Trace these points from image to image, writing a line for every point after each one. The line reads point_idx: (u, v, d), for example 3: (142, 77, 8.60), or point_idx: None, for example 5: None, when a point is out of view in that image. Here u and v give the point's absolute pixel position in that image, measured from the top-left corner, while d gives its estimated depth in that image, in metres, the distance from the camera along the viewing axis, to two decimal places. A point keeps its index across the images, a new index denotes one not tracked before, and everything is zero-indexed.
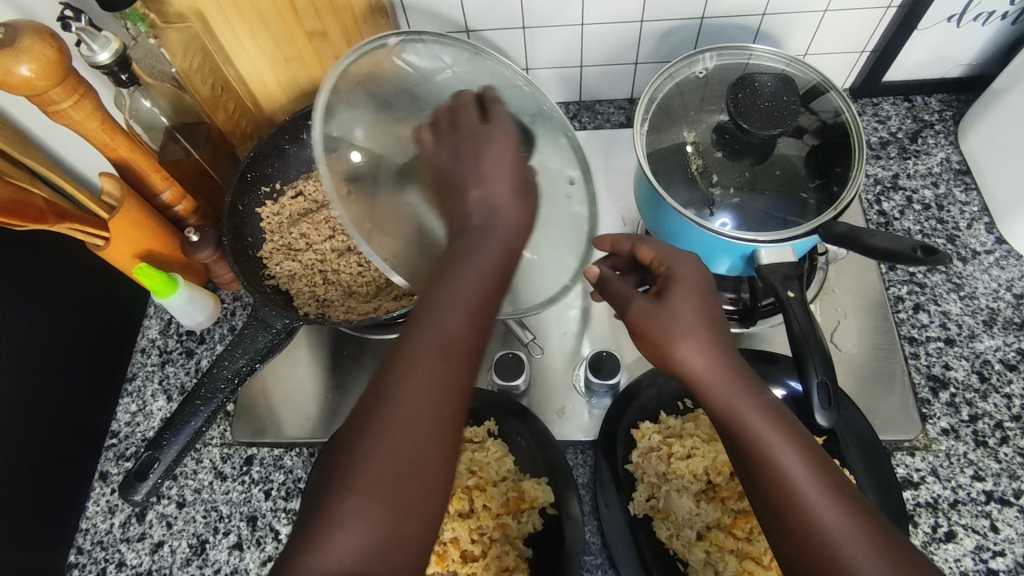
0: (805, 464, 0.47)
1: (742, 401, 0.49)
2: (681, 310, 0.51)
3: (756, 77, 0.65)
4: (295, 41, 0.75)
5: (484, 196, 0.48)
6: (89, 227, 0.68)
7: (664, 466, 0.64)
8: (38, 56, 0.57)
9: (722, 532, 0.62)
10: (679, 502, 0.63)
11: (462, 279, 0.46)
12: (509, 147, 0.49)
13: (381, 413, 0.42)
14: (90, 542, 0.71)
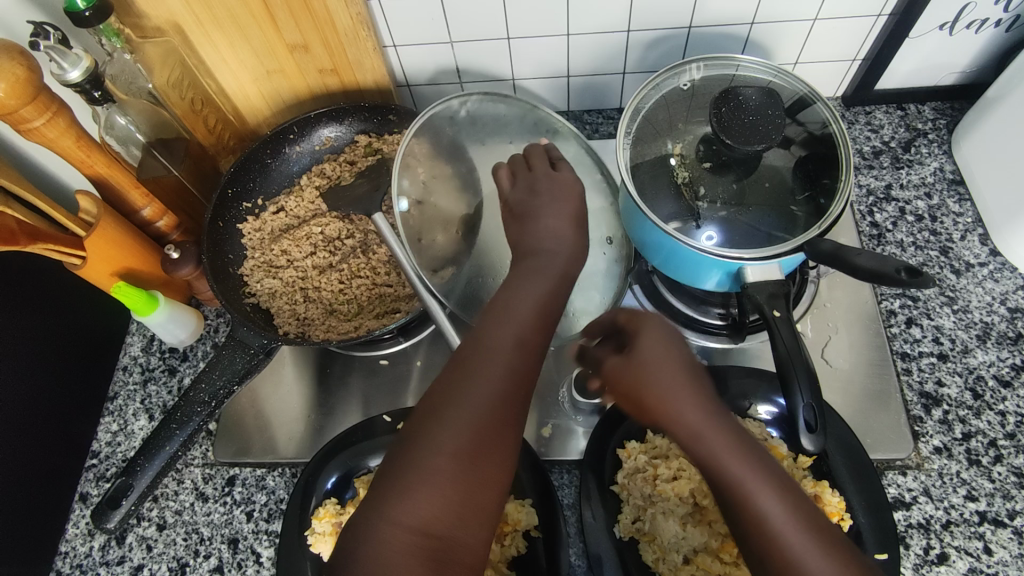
0: (793, 515, 0.42)
1: (721, 447, 0.45)
2: (647, 352, 0.50)
3: (740, 91, 0.63)
4: (278, 57, 0.75)
5: (550, 227, 0.61)
6: (63, 247, 0.66)
7: (650, 488, 0.63)
8: (8, 74, 0.56)
9: (710, 556, 0.61)
10: (665, 525, 0.61)
11: (535, 281, 0.56)
12: (573, 194, 0.65)
13: (465, 376, 0.48)
14: (70, 566, 0.70)
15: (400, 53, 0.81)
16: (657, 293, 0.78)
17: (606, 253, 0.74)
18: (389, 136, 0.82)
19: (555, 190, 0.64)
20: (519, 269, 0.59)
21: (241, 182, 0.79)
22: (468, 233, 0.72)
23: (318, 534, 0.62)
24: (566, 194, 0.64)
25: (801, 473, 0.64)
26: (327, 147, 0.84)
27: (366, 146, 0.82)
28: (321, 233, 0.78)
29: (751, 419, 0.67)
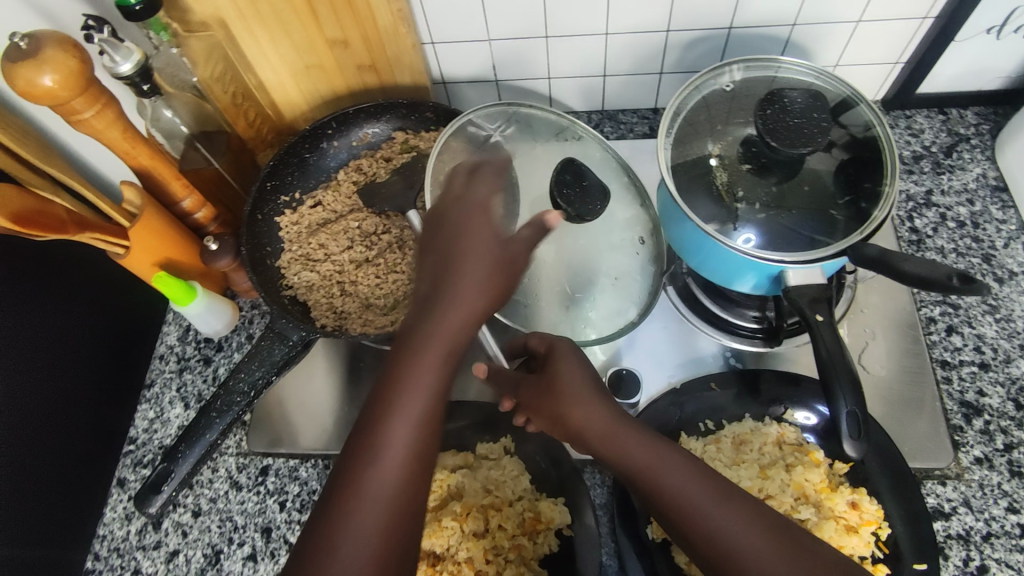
0: (705, 488, 0.49)
1: (632, 439, 0.53)
2: (558, 369, 0.59)
3: (785, 93, 0.63)
4: (317, 52, 0.75)
5: (449, 267, 0.50)
6: (109, 237, 0.67)
7: None
8: (60, 66, 0.57)
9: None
10: None
11: (428, 336, 0.47)
12: (490, 202, 0.53)
13: (339, 494, 0.43)
14: (107, 549, 0.72)
15: (438, 51, 0.81)
16: (690, 295, 0.78)
17: (640, 252, 0.74)
18: (425, 133, 0.83)
19: (473, 210, 0.52)
20: (418, 314, 0.50)
21: (279, 176, 0.80)
22: None
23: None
24: (488, 217, 0.52)
25: (838, 480, 0.64)
26: (365, 143, 0.84)
27: (402, 144, 0.83)
28: (358, 227, 0.79)
29: (787, 424, 0.67)
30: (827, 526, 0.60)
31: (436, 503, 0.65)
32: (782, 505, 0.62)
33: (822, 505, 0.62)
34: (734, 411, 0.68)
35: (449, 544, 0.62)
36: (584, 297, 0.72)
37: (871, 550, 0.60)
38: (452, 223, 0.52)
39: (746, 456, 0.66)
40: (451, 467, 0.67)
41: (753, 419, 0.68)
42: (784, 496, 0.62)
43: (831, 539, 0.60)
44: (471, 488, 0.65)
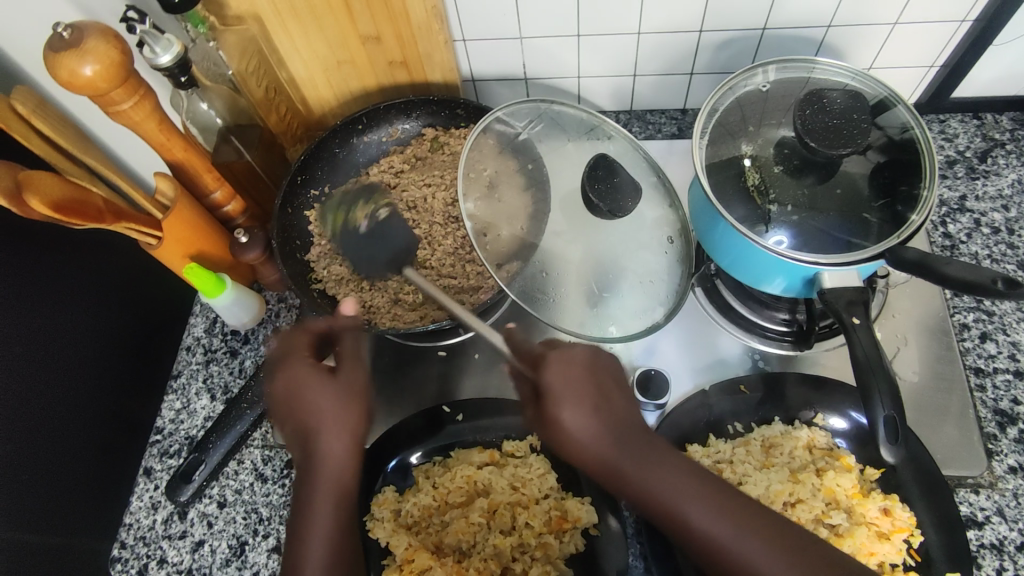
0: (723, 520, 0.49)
1: (642, 478, 0.51)
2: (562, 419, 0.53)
3: (824, 94, 0.62)
4: (348, 47, 0.76)
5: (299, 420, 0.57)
6: (143, 227, 0.67)
7: None
8: (103, 57, 0.57)
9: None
10: None
11: (332, 452, 0.56)
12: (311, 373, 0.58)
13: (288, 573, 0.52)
14: (133, 538, 0.72)
15: (468, 48, 0.81)
16: (719, 297, 0.77)
17: (668, 252, 0.73)
18: (454, 130, 0.84)
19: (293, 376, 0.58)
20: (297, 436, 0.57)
21: (309, 171, 0.81)
22: (534, 228, 0.72)
23: (378, 520, 0.64)
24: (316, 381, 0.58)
25: (869, 486, 0.63)
26: (394, 139, 0.85)
27: (431, 140, 0.84)
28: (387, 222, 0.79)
29: (818, 428, 0.67)
30: (859, 531, 0.60)
31: (464, 499, 0.66)
32: (813, 510, 0.62)
33: (854, 511, 0.61)
34: (762, 414, 0.68)
35: (476, 540, 0.64)
36: (612, 294, 0.72)
37: (902, 557, 0.59)
38: (293, 378, 0.58)
39: (776, 460, 0.65)
40: (477, 464, 0.67)
41: (783, 422, 0.67)
42: (815, 501, 0.62)
43: (862, 545, 0.60)
44: (498, 485, 0.65)
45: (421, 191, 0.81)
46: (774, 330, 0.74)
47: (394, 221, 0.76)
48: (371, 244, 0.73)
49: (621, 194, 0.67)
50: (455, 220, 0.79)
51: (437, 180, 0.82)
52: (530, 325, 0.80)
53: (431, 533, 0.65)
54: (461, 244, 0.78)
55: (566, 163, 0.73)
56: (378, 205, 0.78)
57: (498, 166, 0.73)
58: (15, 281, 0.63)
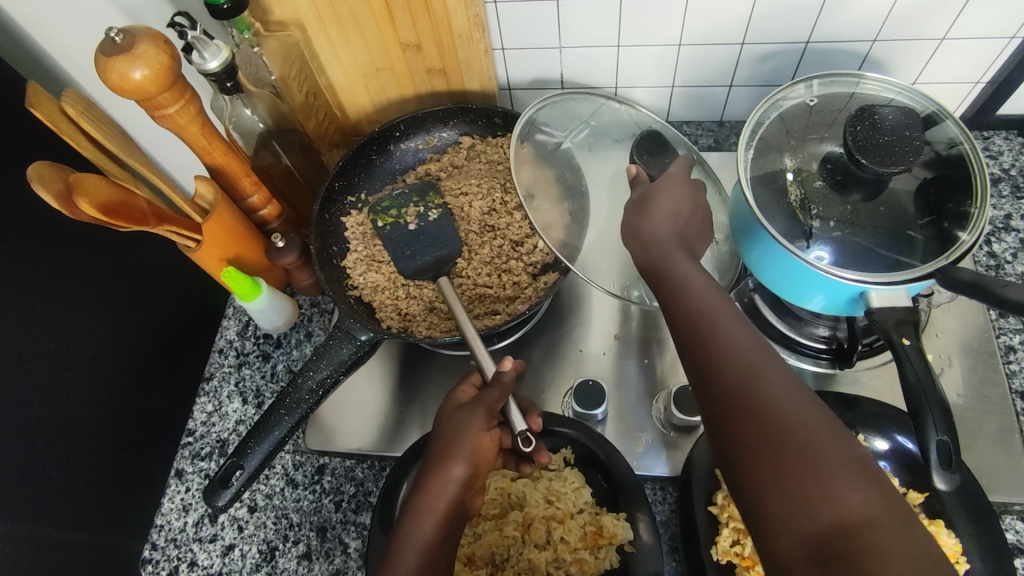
0: (770, 359, 0.47)
1: (707, 303, 0.51)
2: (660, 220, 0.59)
3: (876, 110, 0.61)
4: (389, 54, 0.75)
5: (467, 452, 0.56)
6: (184, 230, 0.68)
7: None
8: (152, 61, 0.57)
9: None
10: None
11: (442, 482, 0.55)
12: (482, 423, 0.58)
13: None
14: (164, 539, 0.72)
15: (507, 57, 0.81)
16: (757, 312, 0.76)
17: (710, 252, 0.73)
18: (492, 139, 0.84)
19: (471, 417, 0.58)
20: (446, 467, 0.55)
21: (347, 177, 0.81)
22: (571, 239, 0.72)
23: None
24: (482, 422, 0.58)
25: (912, 510, 0.63)
26: (431, 146, 0.85)
27: (468, 148, 0.84)
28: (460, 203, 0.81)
29: (860, 449, 0.66)
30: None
31: (498, 511, 0.67)
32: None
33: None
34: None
35: (510, 553, 0.64)
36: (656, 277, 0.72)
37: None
38: (455, 421, 0.59)
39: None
40: (513, 477, 0.69)
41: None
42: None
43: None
44: (533, 498, 0.65)
45: (459, 199, 0.80)
46: (812, 346, 0.73)
47: (444, 225, 0.77)
48: (417, 244, 0.75)
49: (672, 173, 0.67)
50: (491, 229, 0.79)
51: (473, 188, 0.81)
52: (564, 336, 0.79)
53: (464, 543, 0.65)
54: (497, 253, 0.77)
55: (604, 173, 0.74)
56: (430, 205, 0.79)
57: (536, 176, 0.74)
58: (55, 280, 0.63)
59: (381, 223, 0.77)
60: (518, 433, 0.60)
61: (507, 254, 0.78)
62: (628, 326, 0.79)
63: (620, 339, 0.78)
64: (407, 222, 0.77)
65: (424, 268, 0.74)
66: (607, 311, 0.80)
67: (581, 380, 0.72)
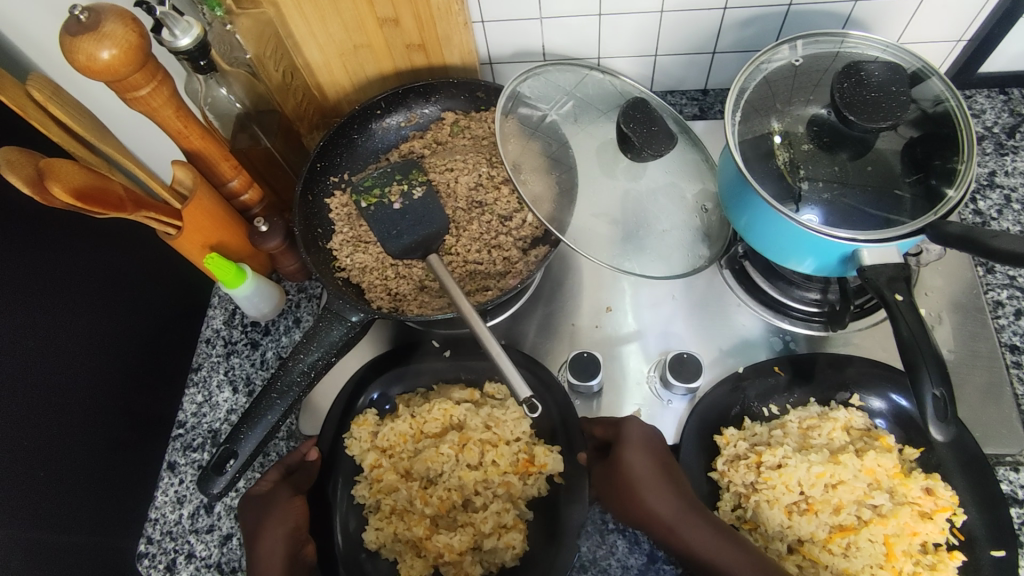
0: (704, 525, 0.55)
1: (646, 467, 0.58)
2: (629, 458, 0.58)
3: (862, 66, 0.61)
4: (365, 30, 0.73)
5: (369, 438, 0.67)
6: (163, 216, 0.66)
7: (754, 476, 0.62)
8: (121, 41, 0.55)
9: (817, 547, 0.60)
10: (769, 514, 0.61)
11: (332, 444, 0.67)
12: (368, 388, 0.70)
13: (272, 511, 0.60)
14: (160, 532, 0.71)
15: (486, 30, 0.80)
16: (748, 279, 0.76)
17: (700, 219, 0.73)
18: (475, 114, 0.82)
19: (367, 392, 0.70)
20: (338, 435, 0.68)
21: (328, 157, 0.80)
22: (560, 213, 0.71)
23: (355, 438, 0.67)
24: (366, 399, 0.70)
25: (909, 466, 0.63)
26: (413, 124, 0.84)
27: (452, 124, 0.82)
28: (449, 181, 0.79)
29: (854, 408, 0.66)
30: (903, 511, 0.59)
31: (439, 430, 0.68)
32: (855, 491, 0.61)
33: (897, 492, 0.61)
34: (798, 396, 0.68)
35: (443, 470, 0.66)
36: (643, 243, 0.71)
37: (946, 537, 0.58)
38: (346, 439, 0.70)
39: (815, 442, 0.64)
40: (456, 400, 0.69)
41: (819, 405, 0.67)
42: (857, 482, 0.61)
43: (909, 523, 0.59)
44: (472, 421, 0.67)
45: (444, 175, 0.79)
46: (804, 309, 0.73)
47: (429, 203, 0.76)
48: (402, 223, 0.75)
49: (658, 139, 0.67)
50: (479, 205, 0.78)
51: (459, 164, 0.80)
52: (557, 309, 0.79)
53: (403, 457, 0.67)
54: (486, 229, 0.76)
55: (589, 144, 0.73)
56: (414, 183, 0.78)
57: (522, 149, 0.73)
58: (31, 274, 0.61)
59: (366, 203, 0.76)
60: (523, 400, 0.59)
61: (496, 229, 0.76)
62: (622, 297, 0.78)
63: (613, 310, 0.78)
64: (391, 202, 0.76)
65: (412, 247, 0.74)
66: (600, 283, 0.80)
67: (577, 352, 0.71)
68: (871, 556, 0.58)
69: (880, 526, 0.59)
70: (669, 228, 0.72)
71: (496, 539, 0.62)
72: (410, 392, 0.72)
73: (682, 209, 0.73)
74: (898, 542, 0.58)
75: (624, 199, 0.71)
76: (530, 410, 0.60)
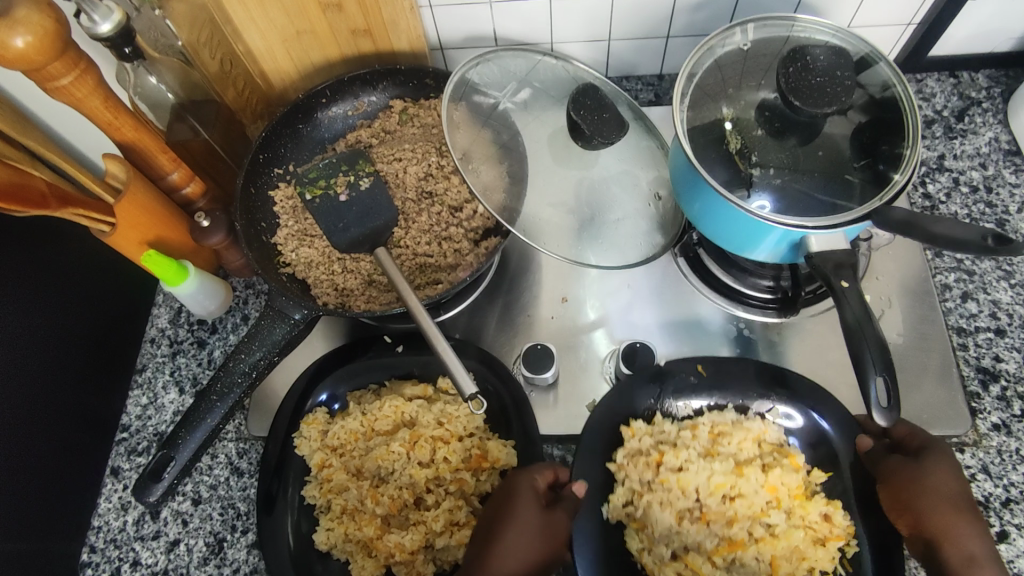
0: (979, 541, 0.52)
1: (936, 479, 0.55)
2: (936, 469, 0.56)
3: (809, 50, 0.60)
4: (306, 15, 0.70)
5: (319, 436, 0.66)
6: (92, 213, 0.63)
7: (650, 474, 0.62)
8: (35, 27, 0.52)
9: (699, 556, 0.60)
10: (658, 515, 0.61)
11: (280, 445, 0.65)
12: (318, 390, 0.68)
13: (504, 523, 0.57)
14: (103, 541, 0.69)
15: (435, 14, 0.78)
16: (702, 267, 0.76)
17: (653, 208, 0.72)
18: (425, 102, 0.80)
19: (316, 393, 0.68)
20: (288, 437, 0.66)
21: (272, 148, 0.77)
22: (509, 203, 0.69)
23: (305, 437, 0.66)
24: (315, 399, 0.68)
25: (813, 488, 0.62)
26: (361, 112, 0.81)
27: (401, 112, 0.80)
28: (402, 172, 0.77)
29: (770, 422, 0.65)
30: (795, 535, 0.60)
31: (390, 428, 0.67)
32: (751, 506, 0.61)
33: (795, 513, 0.61)
34: (716, 400, 0.67)
35: (395, 468, 0.65)
36: (595, 234, 0.71)
37: (835, 565, 0.59)
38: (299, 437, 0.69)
39: (722, 450, 0.64)
40: (409, 397, 0.68)
41: (736, 411, 0.66)
42: (755, 497, 0.61)
43: (795, 546, 0.60)
44: (424, 418, 0.66)
45: (392, 166, 0.77)
46: (759, 297, 0.73)
47: (377, 194, 0.74)
48: (350, 216, 0.72)
49: (607, 126, 0.65)
50: (429, 196, 0.76)
51: (408, 153, 0.78)
52: (514, 300, 0.78)
53: (355, 456, 0.66)
54: (436, 220, 0.75)
55: (539, 132, 0.72)
56: (361, 174, 0.75)
57: (473, 139, 0.71)
58: None
59: (310, 195, 0.74)
60: (470, 396, 0.59)
61: (446, 221, 0.75)
62: (575, 286, 0.78)
63: (569, 301, 0.77)
64: (337, 194, 0.74)
65: (359, 240, 0.72)
66: (554, 273, 0.79)
67: (531, 345, 0.70)
68: (752, 573, 0.60)
69: (767, 545, 0.60)
70: (623, 217, 0.71)
71: (448, 537, 0.62)
72: (361, 388, 0.70)
73: (637, 198, 0.72)
74: (784, 563, 0.60)
75: (578, 186, 0.70)
76: (477, 406, 0.59)
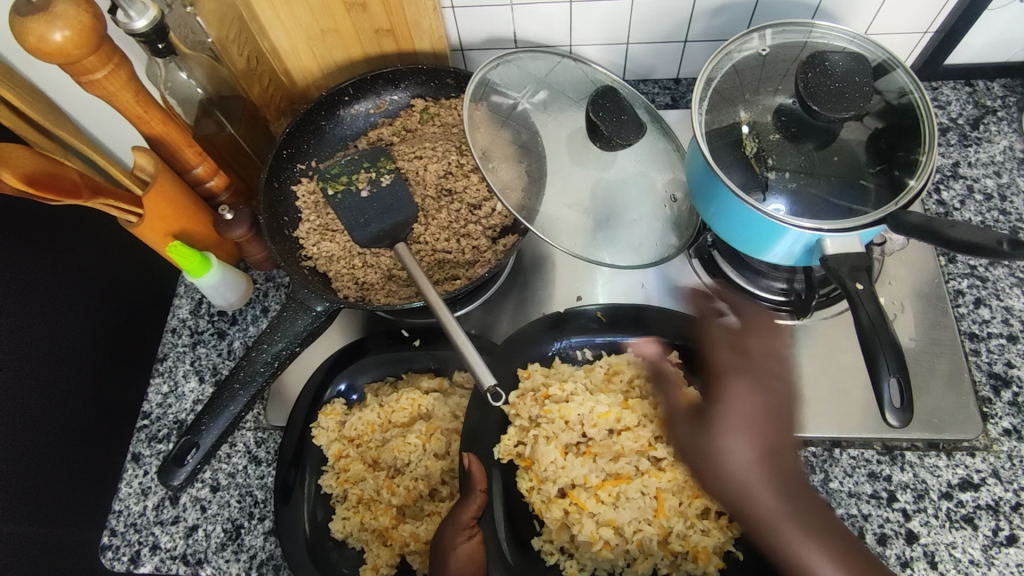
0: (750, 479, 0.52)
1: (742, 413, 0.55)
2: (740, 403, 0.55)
3: (827, 56, 0.61)
4: (331, 14, 0.71)
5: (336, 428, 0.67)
6: (121, 203, 0.64)
7: (538, 408, 0.65)
8: (73, 21, 0.53)
9: (583, 489, 0.62)
10: (544, 451, 0.62)
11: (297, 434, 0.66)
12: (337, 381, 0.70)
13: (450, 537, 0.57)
14: (124, 524, 0.70)
15: (457, 15, 0.79)
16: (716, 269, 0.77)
17: (669, 209, 0.73)
18: (445, 101, 0.81)
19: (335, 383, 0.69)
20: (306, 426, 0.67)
21: (294, 144, 0.79)
22: (527, 202, 0.70)
23: (322, 428, 0.67)
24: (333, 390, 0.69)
25: None
26: (382, 111, 0.83)
27: (421, 111, 0.81)
28: (420, 169, 0.78)
29: None
30: (682, 468, 0.63)
31: (406, 420, 0.68)
32: (638, 440, 0.64)
33: None
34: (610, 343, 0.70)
35: (410, 459, 0.66)
36: (611, 233, 0.72)
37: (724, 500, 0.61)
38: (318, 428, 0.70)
39: (613, 387, 0.68)
40: (425, 390, 0.70)
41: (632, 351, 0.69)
42: (641, 431, 0.64)
43: (682, 480, 0.63)
44: (440, 411, 0.68)
45: (413, 163, 0.78)
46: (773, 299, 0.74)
47: (398, 190, 0.75)
48: (371, 211, 0.74)
49: (625, 126, 0.66)
50: (448, 193, 0.78)
51: (428, 152, 0.79)
52: (529, 297, 0.79)
53: (371, 447, 0.68)
54: (455, 217, 0.76)
55: (557, 132, 0.73)
56: (382, 170, 0.77)
57: (492, 138, 0.72)
58: None
59: (332, 189, 0.76)
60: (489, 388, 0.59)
61: (465, 218, 0.76)
62: (590, 285, 0.79)
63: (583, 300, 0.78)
64: (359, 189, 0.76)
65: (379, 236, 0.73)
66: (569, 272, 0.80)
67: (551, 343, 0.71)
68: (638, 509, 0.61)
69: (653, 478, 0.62)
70: (640, 217, 0.72)
71: None
72: (378, 381, 0.71)
73: (653, 199, 0.73)
74: (669, 496, 0.62)
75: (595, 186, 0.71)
76: (495, 398, 0.60)
